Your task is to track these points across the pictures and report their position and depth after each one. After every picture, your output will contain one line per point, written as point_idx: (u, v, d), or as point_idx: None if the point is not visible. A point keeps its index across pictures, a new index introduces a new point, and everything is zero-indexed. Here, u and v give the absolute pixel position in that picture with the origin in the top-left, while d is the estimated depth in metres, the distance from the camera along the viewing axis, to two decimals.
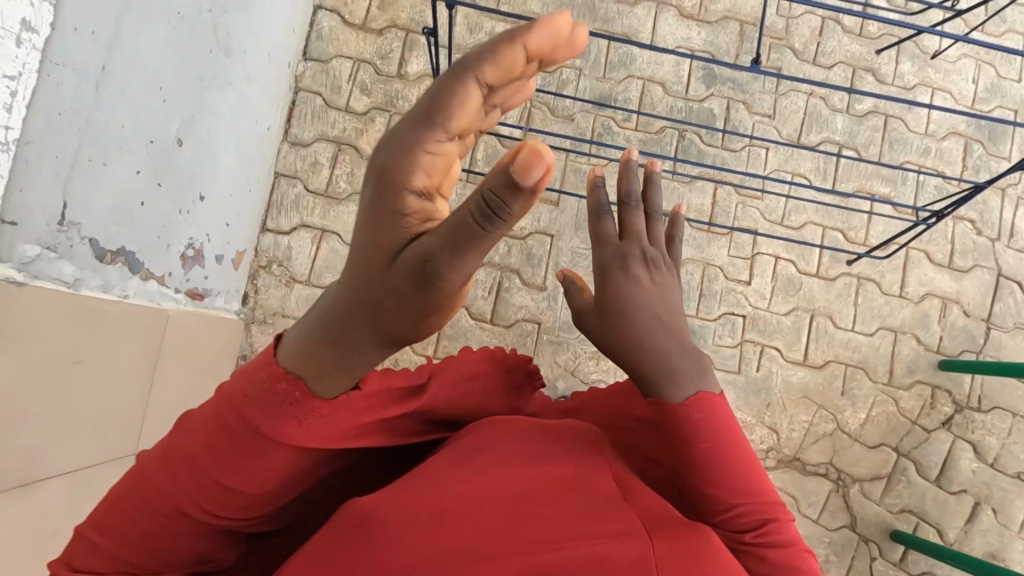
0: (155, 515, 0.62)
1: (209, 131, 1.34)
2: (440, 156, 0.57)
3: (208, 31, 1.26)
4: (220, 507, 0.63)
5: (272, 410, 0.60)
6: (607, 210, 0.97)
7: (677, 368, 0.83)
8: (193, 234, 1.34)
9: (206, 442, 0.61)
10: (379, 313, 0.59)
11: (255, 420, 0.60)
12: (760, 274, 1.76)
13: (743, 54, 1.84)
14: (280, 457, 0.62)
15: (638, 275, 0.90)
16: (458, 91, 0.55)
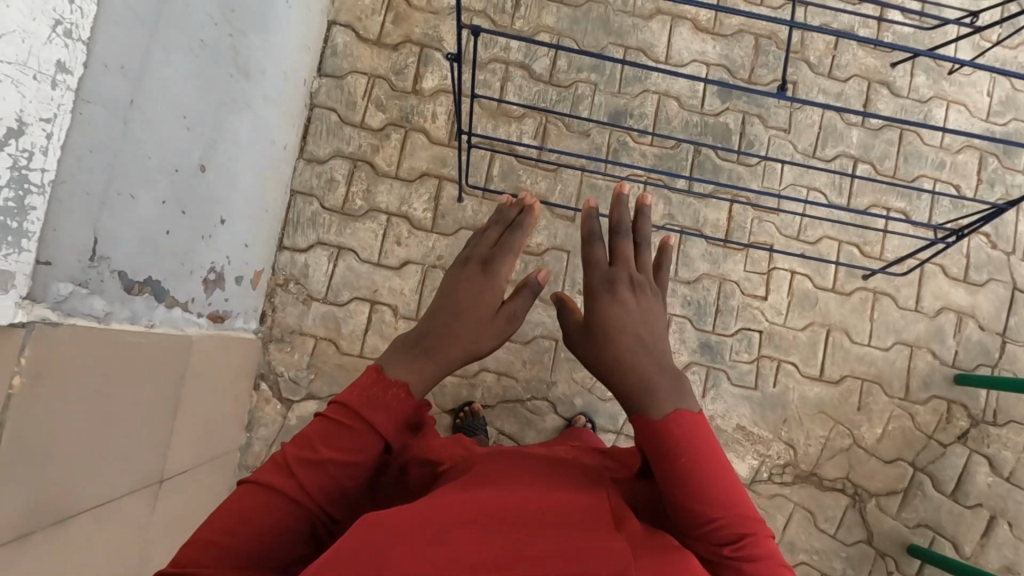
0: (258, 504, 0.77)
1: (229, 152, 1.33)
2: (508, 260, 1.24)
3: (228, 54, 1.25)
4: (315, 489, 0.80)
5: (374, 404, 0.87)
6: (599, 240, 1.22)
7: (651, 386, 0.95)
8: (213, 258, 1.33)
9: (316, 437, 0.83)
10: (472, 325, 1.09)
11: (357, 413, 0.85)
12: (776, 290, 1.76)
13: (758, 68, 1.84)
14: (370, 441, 0.85)
15: (621, 299, 1.10)
16: (517, 237, 1.28)
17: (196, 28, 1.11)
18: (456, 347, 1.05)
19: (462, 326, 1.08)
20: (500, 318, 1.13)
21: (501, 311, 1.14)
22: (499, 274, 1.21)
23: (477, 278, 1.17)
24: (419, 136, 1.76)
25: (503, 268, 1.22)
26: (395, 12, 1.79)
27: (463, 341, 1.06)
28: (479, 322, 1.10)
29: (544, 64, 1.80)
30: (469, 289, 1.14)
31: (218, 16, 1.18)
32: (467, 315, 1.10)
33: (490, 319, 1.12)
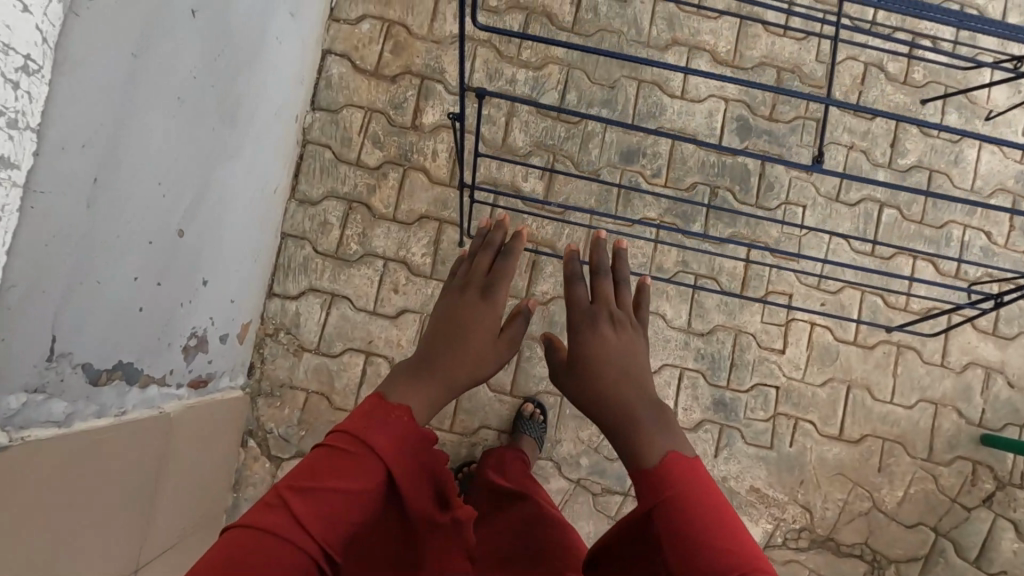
0: (251, 541, 0.70)
1: (216, 207, 1.23)
2: (503, 277, 1.17)
3: (213, 108, 1.14)
4: (314, 521, 0.74)
5: (376, 430, 0.82)
6: (580, 280, 1.16)
7: (638, 420, 0.95)
8: (195, 323, 1.24)
9: (315, 467, 0.78)
10: (468, 351, 1.06)
11: (359, 439, 0.81)
12: (795, 343, 1.66)
13: (780, 104, 1.73)
14: (372, 468, 0.79)
15: (601, 334, 1.08)
16: (511, 253, 1.20)
17: (174, 87, 1.00)
18: (456, 373, 1.02)
19: (460, 351, 1.05)
20: (499, 343, 1.10)
21: (501, 336, 1.11)
22: (493, 293, 1.15)
23: (472, 302, 1.13)
24: (419, 175, 1.65)
25: (497, 286, 1.16)
26: (395, 40, 1.68)
27: (464, 368, 1.04)
28: (481, 346, 1.07)
29: (553, 98, 1.69)
30: (468, 314, 1.11)
31: (201, 69, 1.07)
32: (467, 339, 1.07)
33: (489, 343, 1.09)
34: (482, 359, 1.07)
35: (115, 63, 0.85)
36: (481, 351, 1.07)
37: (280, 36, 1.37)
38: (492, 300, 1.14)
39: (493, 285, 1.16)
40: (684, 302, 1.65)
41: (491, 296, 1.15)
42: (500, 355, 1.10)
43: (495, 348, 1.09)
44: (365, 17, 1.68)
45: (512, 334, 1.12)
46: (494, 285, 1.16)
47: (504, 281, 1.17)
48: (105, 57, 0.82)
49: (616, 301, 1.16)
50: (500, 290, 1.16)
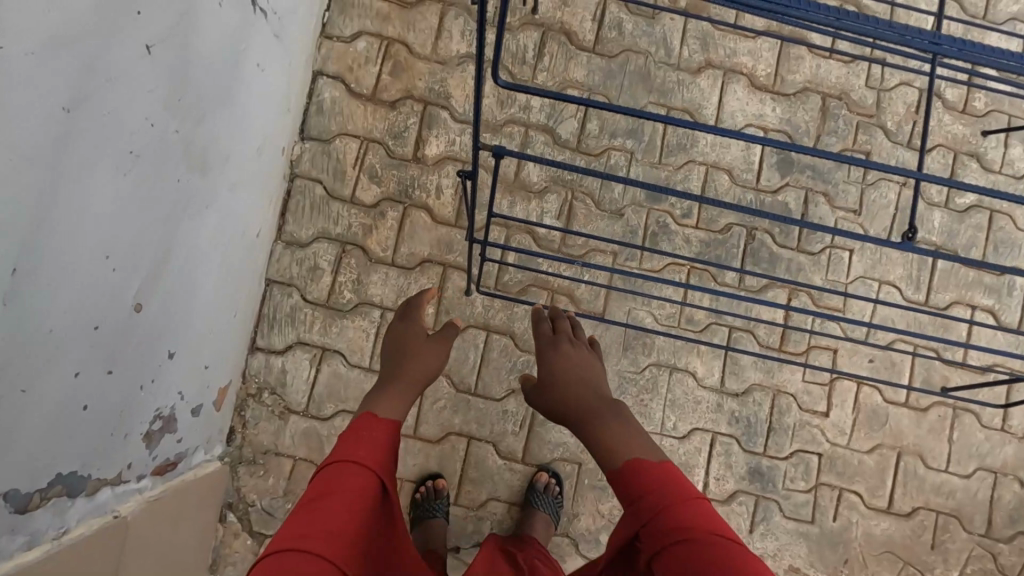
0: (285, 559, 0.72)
1: (184, 268, 1.05)
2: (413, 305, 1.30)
3: (177, 156, 0.96)
4: (339, 532, 0.77)
5: (361, 444, 0.90)
6: (543, 319, 1.26)
7: (597, 416, 1.06)
8: (159, 404, 1.06)
9: (312, 495, 0.83)
10: (409, 360, 1.16)
11: (348, 458, 0.87)
12: (839, 405, 1.49)
13: (825, 135, 1.54)
14: (371, 477, 0.86)
15: (561, 352, 1.18)
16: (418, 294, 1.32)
17: (125, 140, 0.82)
18: (424, 375, 1.15)
19: (418, 361, 1.15)
20: (435, 343, 1.21)
21: (435, 338, 1.22)
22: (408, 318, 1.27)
23: (399, 331, 1.24)
24: (420, 214, 1.47)
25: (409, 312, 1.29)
26: (394, 60, 1.49)
27: (427, 368, 1.16)
28: (430, 352, 1.18)
29: (571, 127, 1.51)
30: (401, 336, 1.22)
31: (158, 113, 0.88)
32: (410, 354, 1.17)
33: (435, 346, 1.21)
34: (425, 360, 1.17)
35: (38, 121, 0.66)
36: (422, 357, 1.17)
37: (260, 62, 1.18)
38: (410, 317, 1.27)
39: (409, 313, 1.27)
40: (717, 358, 1.49)
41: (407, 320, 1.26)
42: (440, 353, 1.20)
43: (433, 350, 1.19)
44: (361, 34, 1.50)
45: (447, 336, 1.23)
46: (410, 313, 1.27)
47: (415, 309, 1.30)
48: (20, 119, 0.63)
49: (573, 333, 1.25)
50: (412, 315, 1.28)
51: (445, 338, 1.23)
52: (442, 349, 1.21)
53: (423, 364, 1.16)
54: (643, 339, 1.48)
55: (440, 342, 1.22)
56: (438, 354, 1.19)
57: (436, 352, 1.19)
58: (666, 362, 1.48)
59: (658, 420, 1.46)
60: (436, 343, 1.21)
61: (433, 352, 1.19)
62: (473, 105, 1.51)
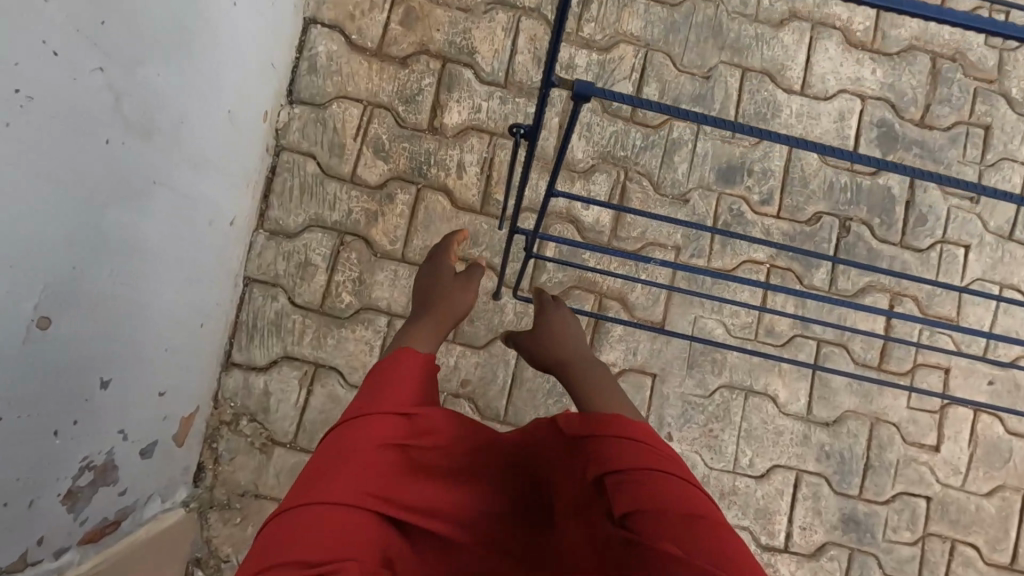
0: (287, 527, 0.60)
1: (132, 271, 0.77)
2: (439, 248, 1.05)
3: (102, 109, 0.67)
4: (349, 495, 0.63)
5: (373, 393, 0.73)
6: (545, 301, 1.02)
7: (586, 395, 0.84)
8: (89, 450, 0.77)
9: (321, 455, 0.68)
10: (434, 305, 0.94)
11: (360, 411, 0.71)
12: (953, 437, 1.21)
13: (936, 104, 1.25)
14: (384, 428, 0.69)
15: (559, 326, 0.97)
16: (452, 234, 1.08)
17: (4, 72, 0.53)
18: (451, 319, 0.94)
19: (442, 305, 0.94)
20: (460, 285, 0.97)
21: (461, 278, 0.99)
22: (429, 262, 1.03)
23: (422, 273, 1.01)
24: (438, 198, 1.18)
25: (432, 258, 1.04)
26: (406, 6, 1.20)
27: (456, 313, 0.94)
28: (457, 294, 0.96)
29: (625, 92, 1.22)
30: (421, 280, 1.00)
31: (67, 38, 0.60)
32: (433, 296, 0.95)
33: (462, 288, 0.97)
34: (452, 306, 0.94)
35: None
36: (448, 299, 0.95)
37: None
38: (431, 260, 1.04)
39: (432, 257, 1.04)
40: (802, 379, 1.20)
41: (429, 264, 1.03)
42: (470, 295, 0.97)
43: (460, 291, 0.96)
44: None
45: (473, 276, 1.00)
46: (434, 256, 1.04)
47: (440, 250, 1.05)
48: None
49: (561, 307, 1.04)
50: (434, 258, 1.04)
51: (472, 278, 0.99)
52: (471, 290, 0.98)
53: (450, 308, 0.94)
54: (712, 355, 1.19)
55: (469, 282, 0.98)
56: (465, 297, 0.96)
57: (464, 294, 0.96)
58: (740, 384, 1.19)
59: (731, 455, 1.18)
60: (465, 283, 0.98)
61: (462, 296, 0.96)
62: (504, 62, 1.21)
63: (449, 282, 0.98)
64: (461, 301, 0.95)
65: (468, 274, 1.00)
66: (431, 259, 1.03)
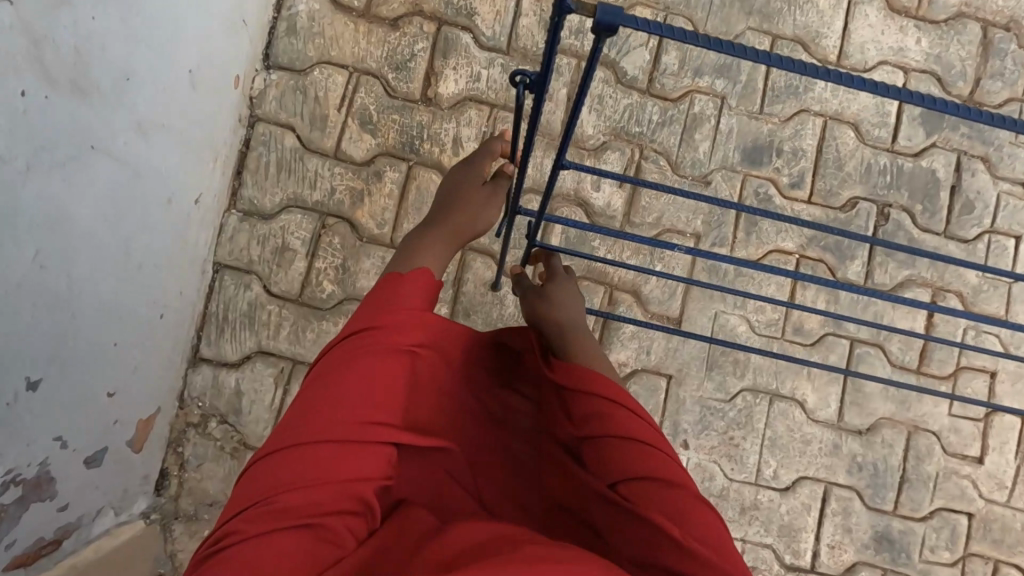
0: (270, 473, 0.51)
1: (60, 250, 0.65)
2: (477, 154, 0.86)
3: (12, 54, 0.53)
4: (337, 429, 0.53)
5: (370, 312, 0.62)
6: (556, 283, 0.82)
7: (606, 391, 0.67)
8: (13, 463, 0.65)
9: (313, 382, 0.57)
10: (444, 219, 0.79)
11: (356, 332, 0.59)
12: (998, 448, 1.09)
13: (987, 78, 1.13)
14: (381, 349, 0.58)
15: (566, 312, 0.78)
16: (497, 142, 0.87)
17: None
18: (463, 237, 0.79)
19: (452, 220, 0.79)
20: (480, 202, 0.81)
21: (485, 191, 0.82)
22: (460, 172, 0.84)
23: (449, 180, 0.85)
24: (431, 176, 1.06)
25: (462, 167, 0.85)
26: None
27: (472, 229, 0.80)
28: (476, 210, 0.81)
29: (641, 61, 1.09)
30: (444, 186, 0.84)
31: None
32: (450, 208, 0.80)
33: (482, 202, 0.81)
34: (465, 222, 0.79)
35: None
36: (464, 214, 0.80)
37: None
38: (461, 168, 0.85)
39: (464, 167, 0.85)
40: (833, 383, 1.09)
41: (458, 173, 0.84)
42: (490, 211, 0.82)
43: (478, 209, 0.81)
44: None
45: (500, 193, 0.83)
46: (469, 167, 0.84)
47: (476, 157, 0.85)
48: None
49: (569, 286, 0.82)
50: (471, 167, 0.84)
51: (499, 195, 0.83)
52: (492, 208, 0.82)
53: (460, 225, 0.79)
54: (734, 355, 1.08)
55: (494, 198, 0.82)
56: (481, 213, 0.81)
57: (482, 209, 0.81)
58: (765, 388, 1.08)
59: (753, 467, 1.07)
60: (489, 200, 0.82)
61: (481, 214, 0.81)
62: (506, 26, 1.08)
63: (469, 195, 0.81)
64: (475, 218, 0.80)
65: (496, 186, 0.83)
66: (465, 167, 0.84)
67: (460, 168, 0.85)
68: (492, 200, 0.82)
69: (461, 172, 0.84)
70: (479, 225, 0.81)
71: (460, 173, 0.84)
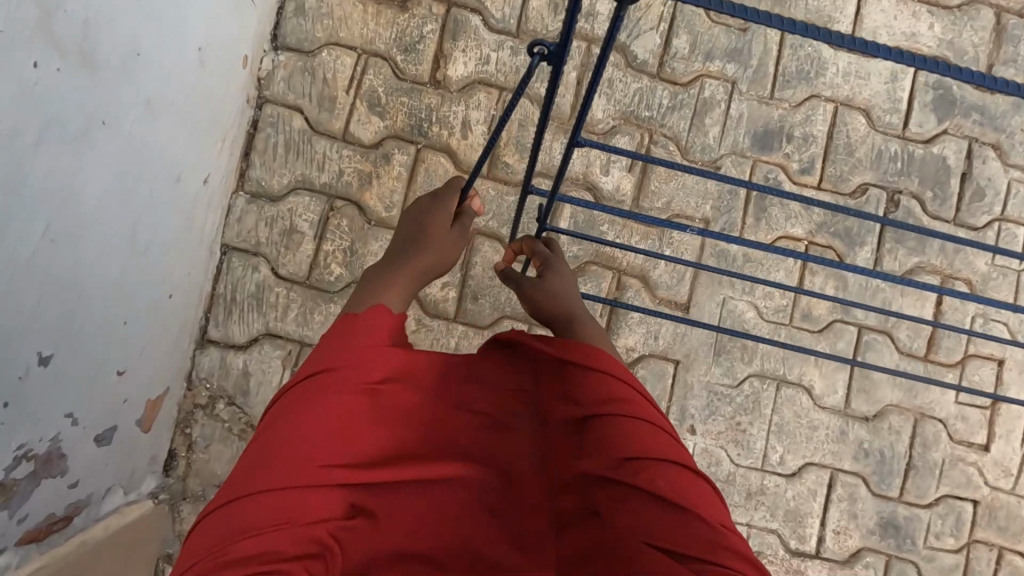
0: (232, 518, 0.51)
1: (69, 227, 0.64)
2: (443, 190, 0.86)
3: (25, 25, 0.53)
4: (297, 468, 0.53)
5: (330, 353, 0.62)
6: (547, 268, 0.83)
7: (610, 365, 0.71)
8: (25, 438, 0.66)
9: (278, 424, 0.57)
10: (410, 257, 0.78)
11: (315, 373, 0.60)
12: (1005, 435, 1.09)
13: (1000, 65, 1.12)
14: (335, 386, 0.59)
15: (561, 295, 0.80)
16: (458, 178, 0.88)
17: None
18: (426, 274, 0.79)
19: (418, 258, 0.78)
20: (445, 241, 0.82)
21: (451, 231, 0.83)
22: (424, 208, 0.84)
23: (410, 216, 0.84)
24: (439, 159, 1.06)
25: (427, 203, 0.85)
26: None
27: (437, 267, 0.81)
28: (441, 248, 0.81)
29: (652, 44, 1.08)
30: (405, 221, 0.84)
31: None
32: (412, 246, 0.80)
33: (448, 242, 0.82)
34: (429, 259, 0.79)
35: None
36: (426, 252, 0.80)
37: None
38: (428, 203, 0.85)
39: (429, 204, 0.84)
40: (841, 369, 1.09)
41: (422, 208, 0.84)
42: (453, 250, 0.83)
43: (444, 247, 0.81)
44: None
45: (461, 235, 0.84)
46: (433, 204, 0.84)
47: (440, 194, 0.85)
48: None
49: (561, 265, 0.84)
50: (435, 203, 0.84)
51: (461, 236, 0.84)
52: (454, 248, 0.83)
53: (425, 262, 0.79)
54: (742, 340, 1.07)
55: (456, 239, 0.83)
56: (444, 251, 0.81)
57: (446, 247, 0.82)
58: (772, 374, 1.08)
59: (759, 453, 1.07)
60: (452, 239, 0.83)
61: (444, 252, 0.81)
62: (516, 8, 1.07)
63: (434, 232, 0.81)
64: (441, 256, 0.81)
65: (463, 227, 0.84)
66: (431, 202, 0.84)
67: (425, 204, 0.85)
68: (454, 240, 0.83)
69: (426, 209, 0.84)
70: (442, 264, 0.82)
71: (424, 210, 0.84)
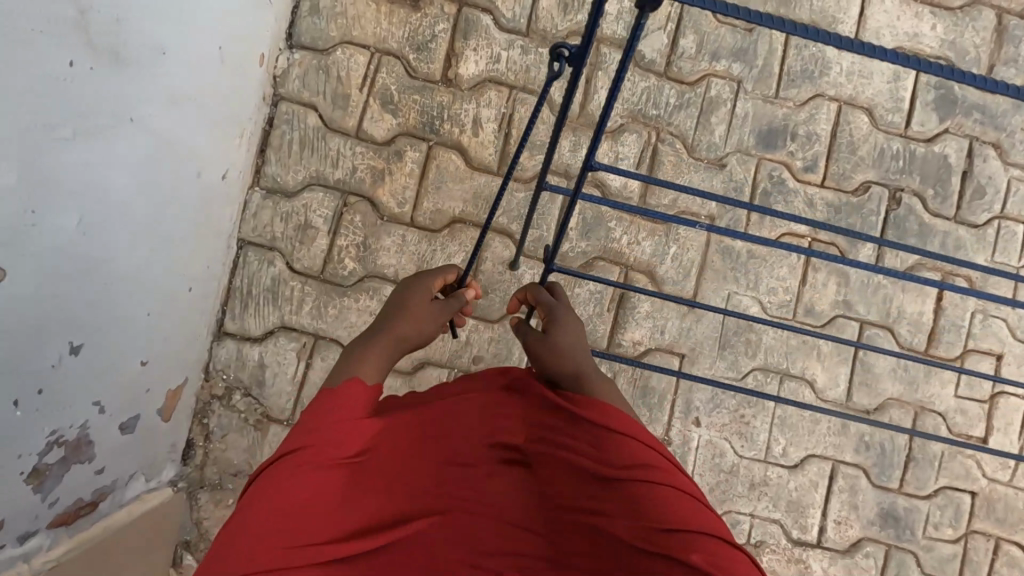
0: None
1: (98, 220, 0.67)
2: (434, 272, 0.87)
3: (60, 24, 0.55)
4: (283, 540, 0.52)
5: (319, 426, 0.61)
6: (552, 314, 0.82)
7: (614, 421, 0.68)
8: (57, 424, 0.68)
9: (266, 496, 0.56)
10: (390, 326, 0.76)
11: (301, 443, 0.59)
12: (1003, 428, 1.12)
13: (1001, 65, 1.14)
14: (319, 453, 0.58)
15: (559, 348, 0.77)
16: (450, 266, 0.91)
17: None
18: (401, 347, 0.76)
19: (398, 328, 0.76)
20: (426, 314, 0.80)
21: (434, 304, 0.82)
22: (412, 283, 0.84)
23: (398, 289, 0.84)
24: (451, 156, 1.08)
25: (415, 280, 0.85)
26: None
27: (415, 340, 0.78)
28: (422, 319, 0.79)
29: (659, 44, 1.10)
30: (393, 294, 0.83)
31: None
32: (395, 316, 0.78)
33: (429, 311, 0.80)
34: (408, 331, 0.77)
35: None
36: (407, 324, 0.78)
37: None
38: (418, 279, 0.85)
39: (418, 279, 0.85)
40: (843, 363, 1.11)
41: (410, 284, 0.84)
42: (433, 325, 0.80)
43: (423, 318, 0.79)
44: None
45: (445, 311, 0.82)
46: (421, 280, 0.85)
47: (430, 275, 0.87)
48: None
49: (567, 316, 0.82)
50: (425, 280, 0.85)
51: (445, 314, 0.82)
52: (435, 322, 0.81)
53: (404, 334, 0.76)
54: (746, 335, 1.10)
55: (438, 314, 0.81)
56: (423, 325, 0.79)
57: (425, 319, 0.79)
58: (776, 367, 1.10)
59: (762, 445, 1.10)
60: (434, 314, 0.81)
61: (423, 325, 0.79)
62: (526, 8, 1.09)
63: (416, 304, 0.80)
64: (420, 329, 0.78)
65: (448, 303, 0.83)
66: (422, 277, 0.85)
67: (414, 279, 0.85)
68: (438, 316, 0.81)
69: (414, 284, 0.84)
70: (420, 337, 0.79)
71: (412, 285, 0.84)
